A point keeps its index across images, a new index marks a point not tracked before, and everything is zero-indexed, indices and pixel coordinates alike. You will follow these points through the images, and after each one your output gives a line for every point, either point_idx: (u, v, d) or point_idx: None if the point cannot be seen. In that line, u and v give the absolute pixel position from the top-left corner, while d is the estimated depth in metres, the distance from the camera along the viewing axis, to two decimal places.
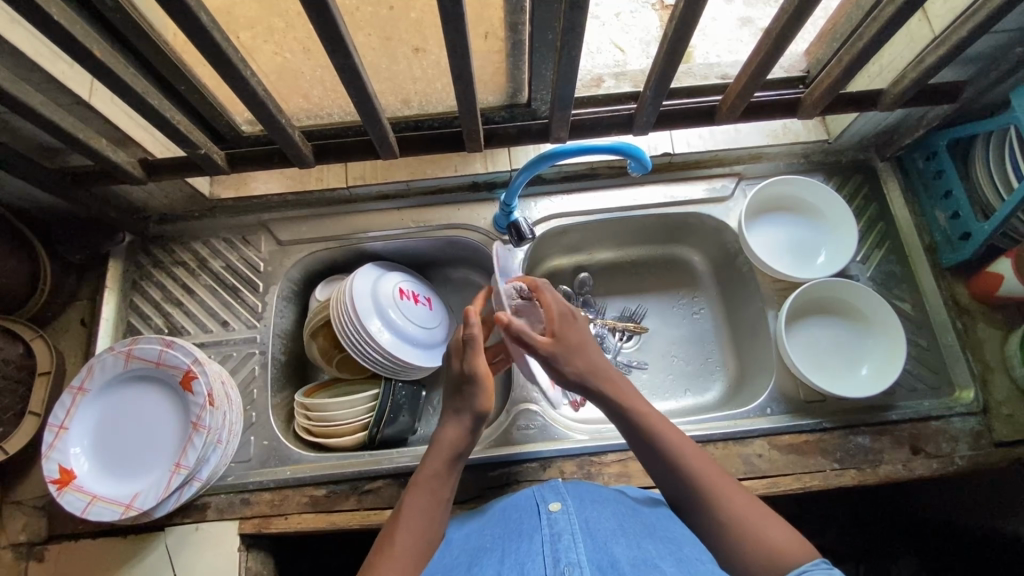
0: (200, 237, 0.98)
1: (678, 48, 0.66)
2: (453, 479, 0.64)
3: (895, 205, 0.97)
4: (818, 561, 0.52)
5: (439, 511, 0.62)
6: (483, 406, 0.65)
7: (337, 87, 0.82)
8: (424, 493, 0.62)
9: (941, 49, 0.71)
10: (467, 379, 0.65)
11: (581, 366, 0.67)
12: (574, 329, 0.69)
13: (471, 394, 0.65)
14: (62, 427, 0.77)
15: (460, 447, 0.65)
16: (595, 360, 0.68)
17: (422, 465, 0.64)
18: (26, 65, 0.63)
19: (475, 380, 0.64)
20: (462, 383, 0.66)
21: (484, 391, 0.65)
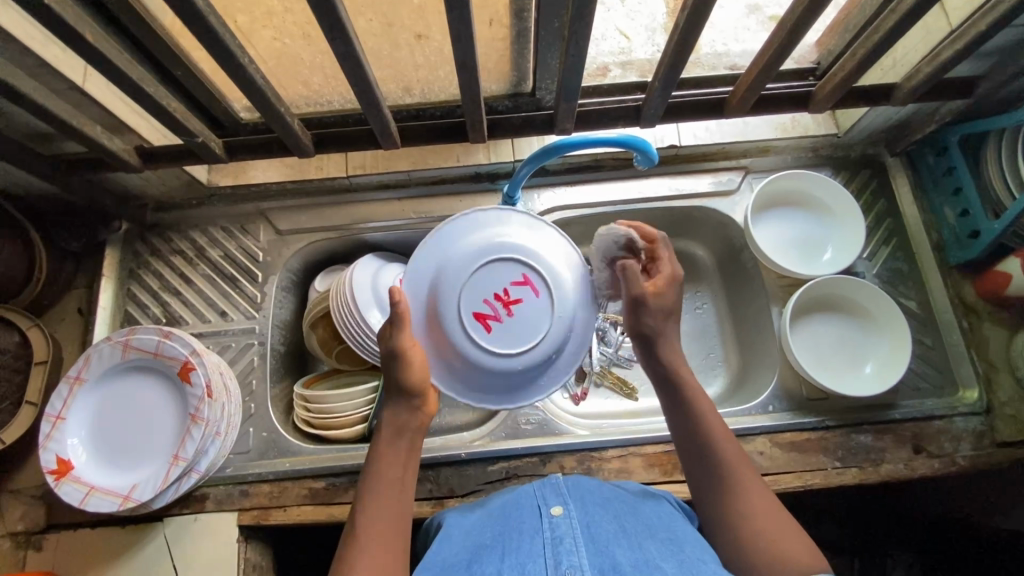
0: (197, 225, 0.97)
1: (689, 39, 0.64)
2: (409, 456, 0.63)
3: (903, 202, 0.96)
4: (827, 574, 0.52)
5: (402, 492, 0.60)
6: (410, 381, 0.64)
7: (337, 74, 0.80)
8: (381, 476, 0.60)
9: (959, 43, 0.69)
10: (391, 357, 0.65)
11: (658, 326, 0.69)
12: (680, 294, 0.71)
13: (395, 371, 0.65)
14: (59, 417, 0.77)
15: (407, 422, 0.64)
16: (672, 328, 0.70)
17: (375, 447, 0.63)
18: (17, 49, 0.61)
19: (396, 356, 0.64)
20: (388, 361, 0.65)
21: (408, 365, 0.64)
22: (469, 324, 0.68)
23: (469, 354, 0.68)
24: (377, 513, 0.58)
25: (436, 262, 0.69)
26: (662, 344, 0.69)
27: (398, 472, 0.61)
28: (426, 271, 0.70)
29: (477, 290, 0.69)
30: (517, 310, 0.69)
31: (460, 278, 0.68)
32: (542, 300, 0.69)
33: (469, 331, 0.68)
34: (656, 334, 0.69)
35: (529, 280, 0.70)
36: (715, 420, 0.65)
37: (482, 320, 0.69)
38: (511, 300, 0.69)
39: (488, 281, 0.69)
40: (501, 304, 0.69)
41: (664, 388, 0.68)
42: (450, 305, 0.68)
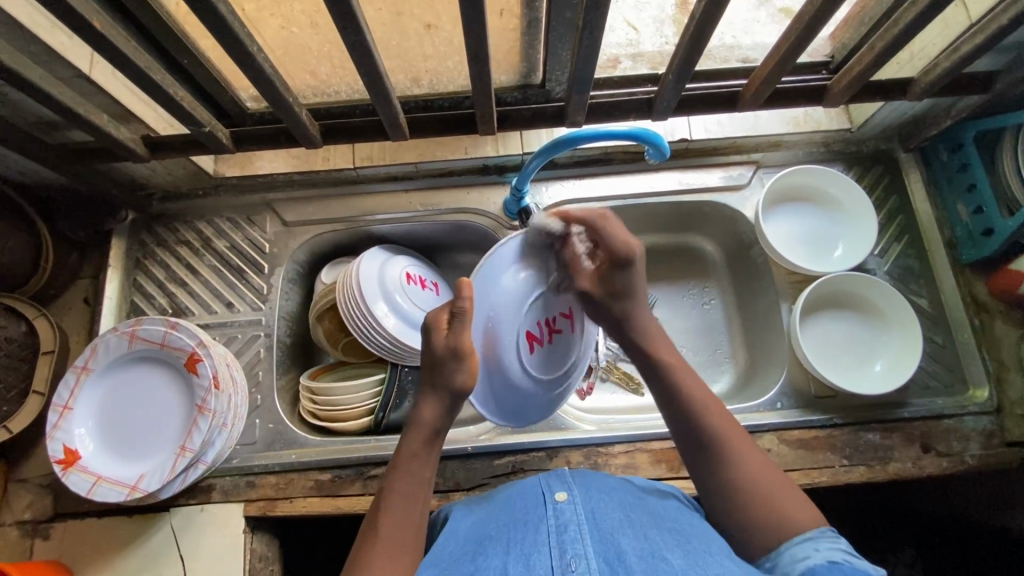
0: (203, 216, 0.96)
1: (704, 31, 0.63)
2: (434, 459, 0.62)
3: (916, 199, 0.95)
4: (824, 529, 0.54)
5: (422, 495, 0.60)
6: (464, 384, 0.64)
7: (345, 63, 0.79)
8: (404, 474, 0.60)
9: (978, 37, 0.68)
10: (450, 355, 0.63)
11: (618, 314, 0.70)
12: (625, 275, 0.70)
13: (452, 371, 0.63)
14: (66, 407, 0.77)
15: (440, 425, 0.64)
16: (640, 308, 0.70)
17: (400, 447, 0.63)
18: (24, 36, 0.60)
19: (460, 356, 0.63)
20: (443, 359, 0.64)
21: (467, 368, 0.63)
22: (520, 343, 0.71)
23: (514, 376, 0.72)
24: (397, 511, 0.58)
25: (488, 281, 0.69)
26: (633, 323, 0.70)
27: (423, 471, 0.61)
28: (490, 293, 0.69)
29: (532, 312, 0.72)
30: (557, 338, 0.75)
31: (521, 300, 0.70)
32: (575, 334, 0.77)
33: (518, 350, 0.71)
34: (624, 318, 0.70)
35: (573, 314, 0.76)
36: (703, 394, 0.65)
37: (530, 340, 0.72)
38: (556, 328, 0.74)
39: (543, 310, 0.73)
40: (546, 330, 0.73)
41: (652, 376, 0.67)
42: (511, 330, 0.70)
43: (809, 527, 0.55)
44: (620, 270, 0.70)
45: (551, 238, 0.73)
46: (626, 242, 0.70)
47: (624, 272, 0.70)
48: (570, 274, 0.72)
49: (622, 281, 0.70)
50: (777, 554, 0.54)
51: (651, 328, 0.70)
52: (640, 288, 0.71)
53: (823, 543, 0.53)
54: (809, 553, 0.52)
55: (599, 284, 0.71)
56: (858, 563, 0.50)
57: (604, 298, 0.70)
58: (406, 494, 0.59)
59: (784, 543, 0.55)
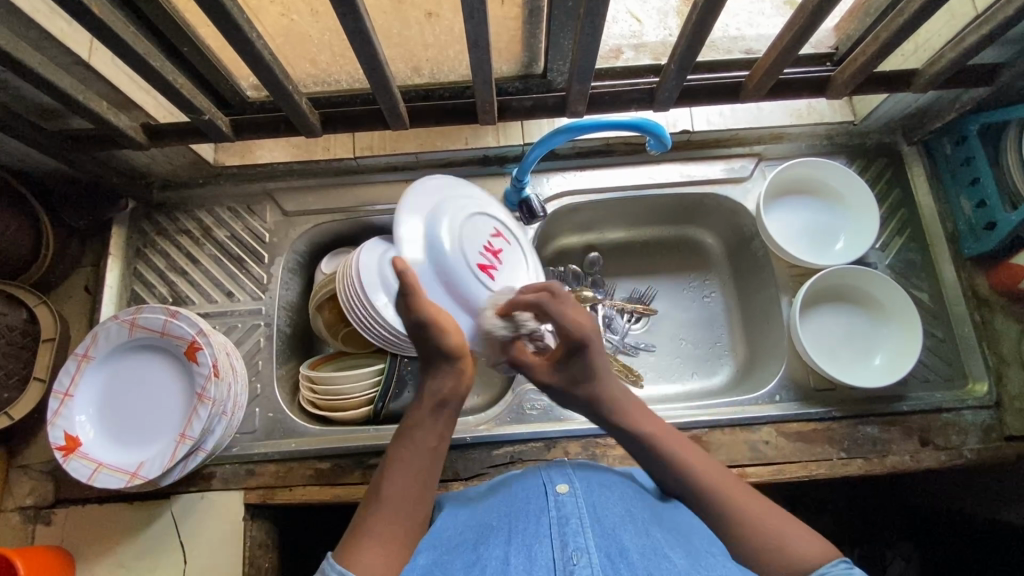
0: (204, 205, 0.96)
1: (707, 20, 0.63)
2: (442, 427, 0.63)
3: (919, 192, 0.95)
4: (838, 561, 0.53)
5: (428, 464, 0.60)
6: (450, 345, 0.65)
7: (345, 52, 0.78)
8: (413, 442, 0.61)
9: (984, 28, 0.68)
10: (422, 328, 0.64)
11: (586, 395, 0.69)
12: (585, 359, 0.68)
13: (432, 341, 0.65)
14: (67, 394, 0.77)
15: (453, 396, 0.64)
16: (606, 387, 0.69)
17: (410, 416, 0.64)
18: (23, 21, 0.60)
19: (428, 323, 0.64)
20: (418, 332, 0.65)
21: (441, 329, 0.64)
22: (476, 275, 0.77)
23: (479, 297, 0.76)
24: (403, 481, 0.59)
25: (411, 243, 0.74)
26: (602, 404, 0.69)
27: (433, 445, 0.62)
28: (416, 242, 0.75)
29: (471, 246, 0.78)
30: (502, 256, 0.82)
31: (453, 241, 0.76)
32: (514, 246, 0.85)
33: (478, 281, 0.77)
34: (592, 400, 0.69)
35: (500, 232, 0.84)
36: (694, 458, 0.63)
37: (484, 270, 0.78)
38: (495, 249, 0.81)
39: (475, 237, 0.79)
40: (490, 254, 0.80)
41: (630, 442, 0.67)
42: (454, 263, 0.75)
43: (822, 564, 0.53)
44: (578, 356, 0.68)
45: (505, 337, 0.71)
46: (579, 329, 0.67)
47: (580, 356, 0.68)
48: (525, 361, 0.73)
49: (582, 365, 0.68)
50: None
51: (622, 402, 0.68)
52: (603, 369, 0.69)
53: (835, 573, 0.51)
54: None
55: (558, 372, 0.70)
56: None
57: (564, 385, 0.70)
58: (414, 465, 0.60)
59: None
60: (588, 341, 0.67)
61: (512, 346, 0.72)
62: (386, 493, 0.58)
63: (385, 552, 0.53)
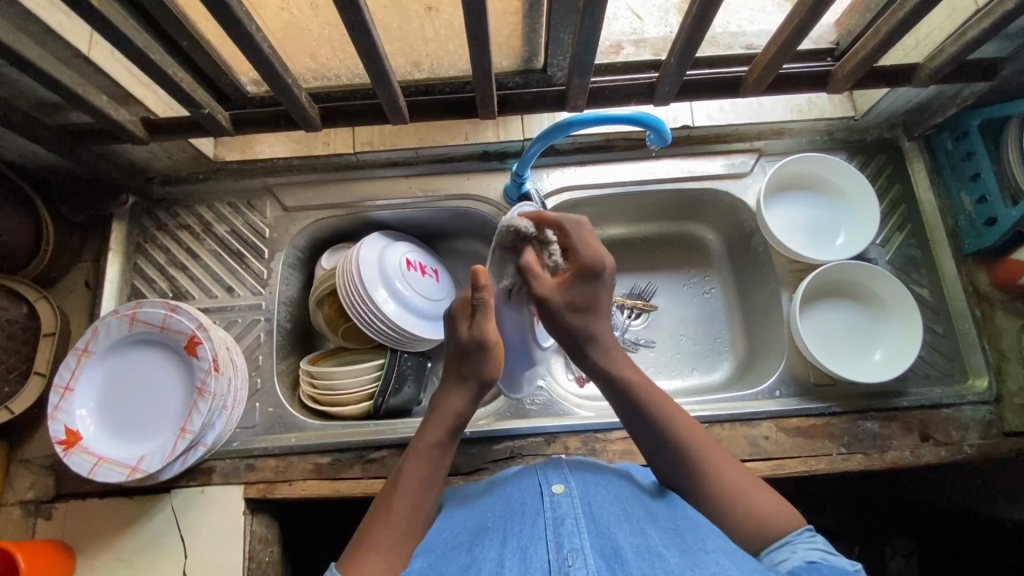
0: (204, 201, 0.96)
1: (707, 14, 0.62)
2: (451, 448, 0.65)
3: (919, 187, 0.94)
4: (802, 529, 0.58)
5: (433, 482, 0.62)
6: (490, 373, 0.66)
7: (345, 47, 0.78)
8: (421, 459, 0.62)
9: (985, 22, 0.67)
10: (475, 345, 0.65)
11: (581, 328, 0.68)
12: (591, 288, 0.68)
13: (478, 361, 0.65)
14: (67, 388, 0.77)
15: (465, 414, 0.66)
16: (598, 326, 0.69)
17: (420, 432, 0.65)
18: (22, 14, 0.60)
19: (484, 346, 0.64)
20: (467, 348, 0.65)
21: (492, 359, 0.65)
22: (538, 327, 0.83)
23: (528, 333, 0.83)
24: (409, 493, 0.60)
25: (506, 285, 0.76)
26: (596, 344, 0.69)
27: (440, 457, 0.63)
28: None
29: None
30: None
31: None
32: None
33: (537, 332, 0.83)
34: (586, 336, 0.69)
35: None
36: (667, 410, 0.66)
37: None
38: None
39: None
40: None
41: (624, 403, 0.67)
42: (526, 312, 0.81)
43: (788, 530, 0.58)
44: (587, 283, 0.68)
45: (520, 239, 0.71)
46: (598, 254, 0.67)
47: (590, 284, 0.68)
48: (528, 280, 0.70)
49: (587, 294, 0.68)
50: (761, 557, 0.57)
51: (611, 348, 0.70)
52: (602, 305, 0.69)
53: (801, 544, 0.56)
54: (790, 553, 0.55)
55: (563, 291, 0.68)
56: (836, 562, 0.53)
57: (563, 309, 0.68)
58: (420, 479, 0.61)
59: (765, 549, 0.57)
60: (605, 268, 0.67)
61: (525, 249, 0.71)
62: (393, 505, 0.59)
63: (388, 561, 0.55)
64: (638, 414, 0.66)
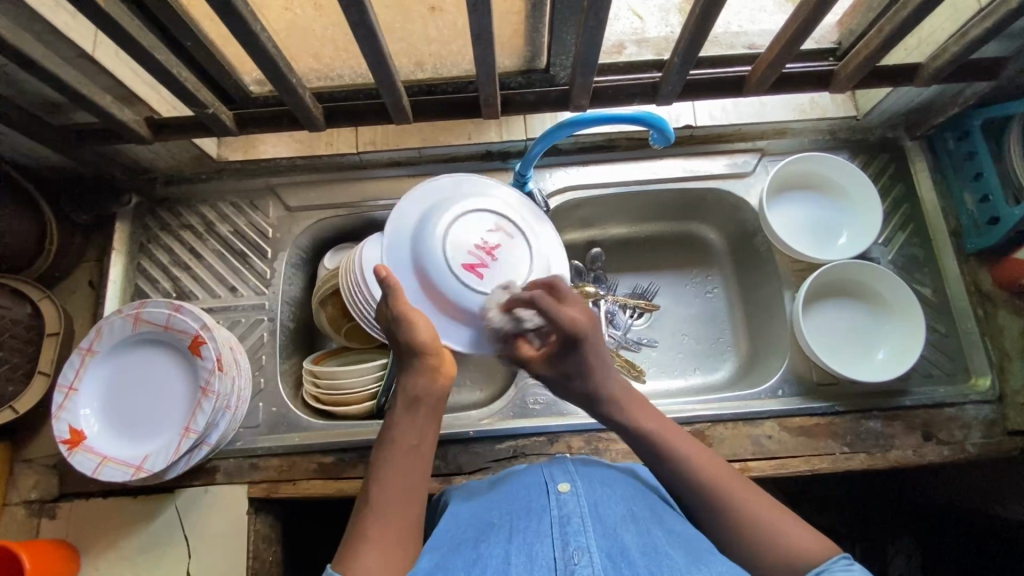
0: (206, 201, 0.96)
1: (710, 13, 0.62)
2: (424, 425, 0.63)
3: (921, 187, 0.94)
4: (839, 558, 0.53)
5: (415, 464, 0.60)
6: (417, 342, 0.66)
7: (349, 47, 0.78)
8: (396, 443, 0.61)
9: (988, 21, 0.68)
10: (392, 322, 0.67)
11: (585, 390, 0.70)
12: (578, 356, 0.69)
13: (400, 336, 0.66)
14: (71, 388, 0.77)
15: (428, 394, 0.64)
16: (601, 381, 0.69)
17: (389, 417, 0.64)
18: (27, 14, 0.60)
19: (398, 319, 0.66)
20: (390, 325, 0.67)
21: (410, 327, 0.66)
22: (461, 274, 0.75)
23: (462, 298, 0.75)
24: (389, 486, 0.58)
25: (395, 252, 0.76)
26: (602, 399, 0.69)
27: (414, 442, 0.61)
28: (403, 235, 0.78)
29: (459, 243, 0.76)
30: (499, 257, 0.77)
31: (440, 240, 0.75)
32: (516, 243, 0.79)
33: (462, 279, 0.74)
34: (590, 395, 0.69)
35: (503, 227, 0.79)
36: (689, 447, 0.63)
37: (472, 269, 0.75)
38: (491, 246, 0.77)
39: (468, 233, 0.77)
40: (483, 251, 0.76)
41: (636, 444, 0.66)
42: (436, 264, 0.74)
43: (822, 561, 0.53)
44: (573, 350, 0.69)
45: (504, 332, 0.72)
46: (575, 323, 0.67)
47: (576, 351, 0.68)
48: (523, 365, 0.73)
49: (576, 362, 0.69)
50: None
51: (621, 398, 0.69)
52: (597, 365, 0.69)
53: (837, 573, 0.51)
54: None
55: (552, 367, 0.71)
56: None
57: (559, 378, 0.71)
58: (398, 462, 0.59)
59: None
60: (583, 336, 0.67)
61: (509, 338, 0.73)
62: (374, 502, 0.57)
63: (381, 557, 0.52)
64: (657, 459, 0.64)
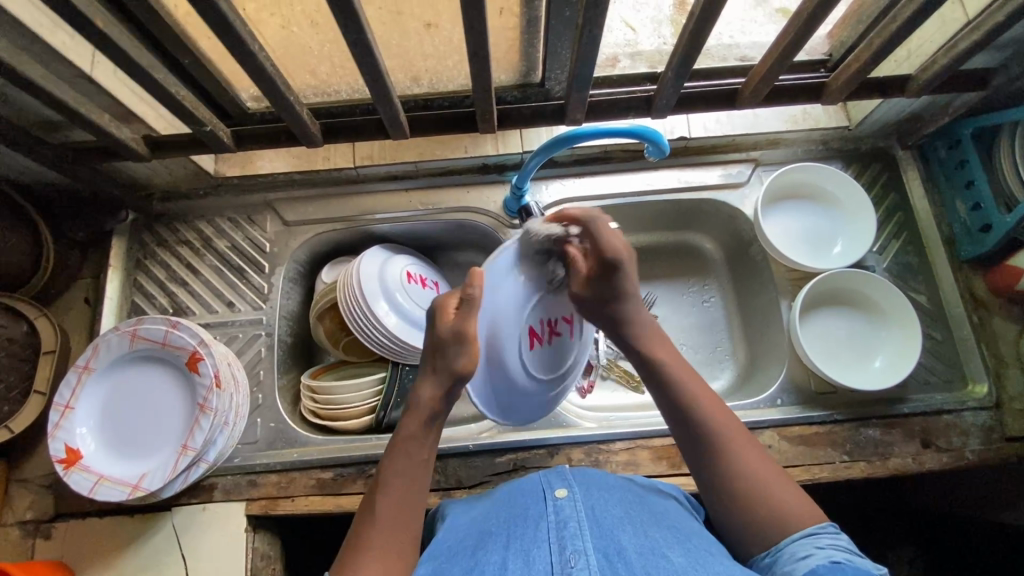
0: (204, 216, 0.96)
1: (703, 31, 0.64)
2: (432, 440, 0.63)
3: (914, 196, 0.95)
4: (826, 525, 0.55)
5: (419, 479, 0.60)
6: (465, 368, 0.63)
7: (346, 63, 0.79)
8: (401, 456, 0.61)
9: (976, 33, 0.69)
10: (453, 338, 0.63)
11: (611, 315, 0.69)
12: (619, 276, 0.67)
13: (453, 355, 0.63)
14: (67, 407, 0.77)
15: (438, 407, 0.63)
16: (630, 307, 0.69)
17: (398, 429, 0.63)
18: (25, 35, 0.61)
19: (461, 338, 0.63)
20: (445, 342, 0.63)
21: (469, 351, 0.63)
22: (524, 339, 0.69)
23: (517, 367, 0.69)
24: (392, 497, 0.58)
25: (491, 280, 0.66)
26: (626, 324, 0.70)
27: (421, 455, 0.61)
28: (496, 283, 0.66)
29: (538, 311, 0.71)
30: (552, 340, 0.74)
31: (526, 303, 0.69)
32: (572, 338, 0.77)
33: (522, 346, 0.69)
34: (619, 320, 0.69)
35: (572, 319, 0.77)
36: (720, 417, 0.62)
37: (533, 337, 0.71)
38: (555, 330, 0.74)
39: (547, 306, 0.72)
40: (547, 328, 0.72)
41: (664, 397, 0.65)
42: (509, 315, 0.67)
43: (811, 525, 0.55)
44: (611, 274, 0.67)
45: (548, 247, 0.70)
46: (618, 247, 0.68)
47: (614, 275, 0.68)
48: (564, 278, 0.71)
49: (616, 282, 0.68)
50: (779, 551, 0.54)
51: (646, 326, 0.70)
52: (631, 291, 0.69)
53: (824, 539, 0.53)
54: (813, 550, 0.51)
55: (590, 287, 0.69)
56: (860, 562, 0.50)
57: (595, 301, 0.69)
58: (402, 474, 0.60)
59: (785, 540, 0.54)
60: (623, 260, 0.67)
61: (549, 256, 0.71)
62: (378, 509, 0.57)
63: (381, 562, 0.54)
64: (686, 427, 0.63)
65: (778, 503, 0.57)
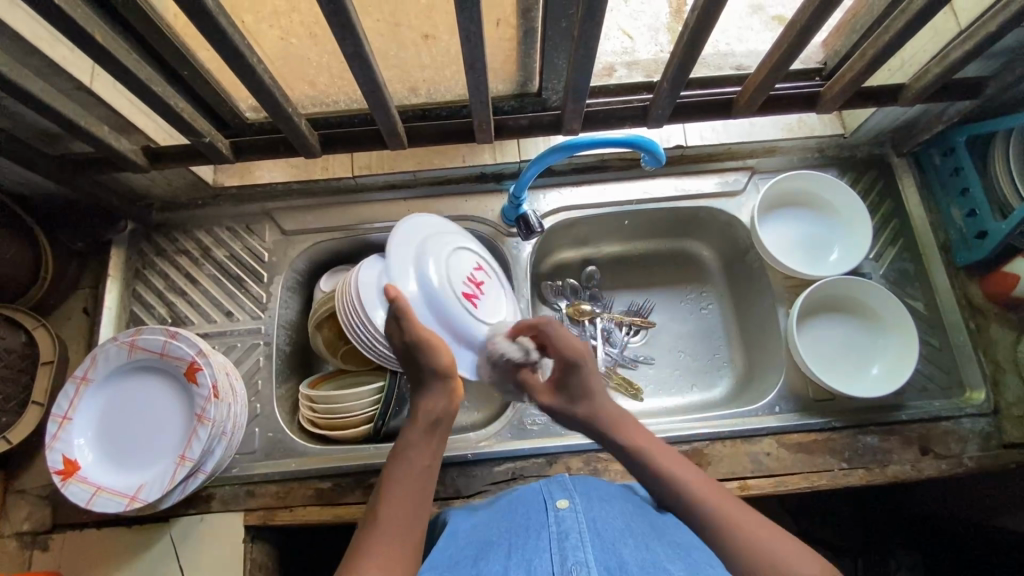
0: (203, 226, 0.97)
1: (697, 42, 0.64)
2: (435, 446, 0.64)
3: (910, 203, 0.96)
4: None
5: (425, 485, 0.61)
6: (442, 364, 0.67)
7: (344, 74, 0.80)
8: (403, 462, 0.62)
9: (969, 43, 0.69)
10: (416, 344, 0.67)
11: (585, 413, 0.71)
12: (580, 377, 0.72)
13: (424, 356, 0.67)
14: (65, 417, 0.77)
15: (442, 413, 0.66)
16: (601, 403, 0.71)
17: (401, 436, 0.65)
18: (25, 48, 0.61)
19: (422, 341, 0.67)
20: (411, 348, 0.68)
21: (433, 348, 0.67)
22: (462, 303, 0.78)
23: (469, 327, 0.77)
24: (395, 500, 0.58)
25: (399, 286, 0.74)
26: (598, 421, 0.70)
27: (424, 462, 0.62)
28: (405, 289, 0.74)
29: (456, 276, 0.79)
30: (485, 290, 0.83)
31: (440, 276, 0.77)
32: (495, 281, 0.86)
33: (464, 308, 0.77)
34: (591, 420, 0.70)
35: (483, 266, 0.86)
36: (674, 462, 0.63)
37: (468, 298, 0.79)
38: (479, 282, 0.83)
39: (459, 267, 0.81)
40: (474, 284, 0.81)
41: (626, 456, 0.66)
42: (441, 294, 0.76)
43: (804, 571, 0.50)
44: (573, 371, 0.72)
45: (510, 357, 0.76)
46: (575, 347, 0.73)
47: (576, 373, 0.72)
48: (530, 390, 0.76)
49: (577, 383, 0.72)
50: None
51: (615, 416, 0.70)
52: (596, 387, 0.72)
53: None
54: None
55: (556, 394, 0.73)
56: None
57: (564, 406, 0.73)
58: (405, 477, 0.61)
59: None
60: (581, 357, 0.72)
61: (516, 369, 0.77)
62: (379, 514, 0.57)
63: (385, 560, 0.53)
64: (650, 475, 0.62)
65: (761, 550, 0.52)
